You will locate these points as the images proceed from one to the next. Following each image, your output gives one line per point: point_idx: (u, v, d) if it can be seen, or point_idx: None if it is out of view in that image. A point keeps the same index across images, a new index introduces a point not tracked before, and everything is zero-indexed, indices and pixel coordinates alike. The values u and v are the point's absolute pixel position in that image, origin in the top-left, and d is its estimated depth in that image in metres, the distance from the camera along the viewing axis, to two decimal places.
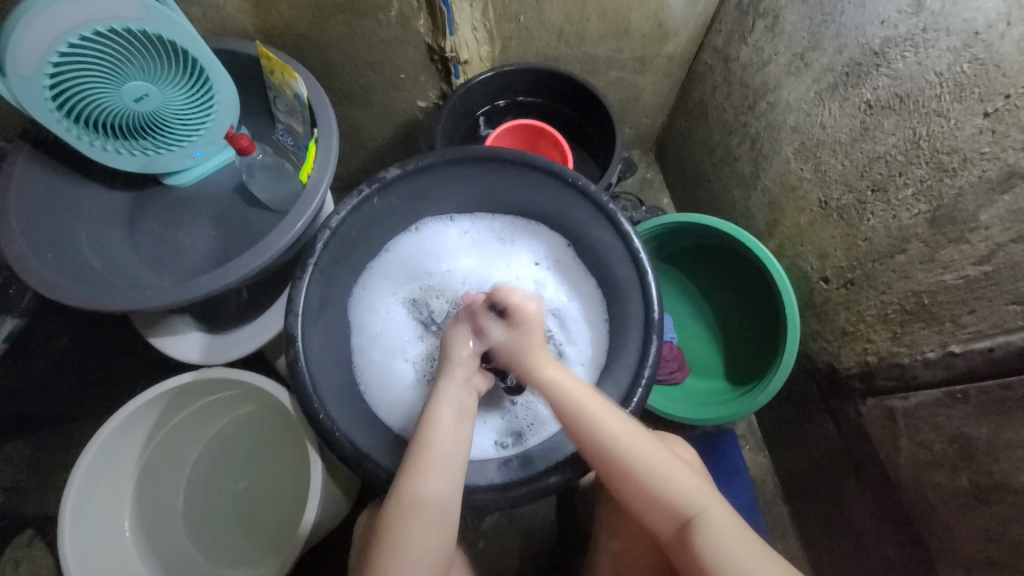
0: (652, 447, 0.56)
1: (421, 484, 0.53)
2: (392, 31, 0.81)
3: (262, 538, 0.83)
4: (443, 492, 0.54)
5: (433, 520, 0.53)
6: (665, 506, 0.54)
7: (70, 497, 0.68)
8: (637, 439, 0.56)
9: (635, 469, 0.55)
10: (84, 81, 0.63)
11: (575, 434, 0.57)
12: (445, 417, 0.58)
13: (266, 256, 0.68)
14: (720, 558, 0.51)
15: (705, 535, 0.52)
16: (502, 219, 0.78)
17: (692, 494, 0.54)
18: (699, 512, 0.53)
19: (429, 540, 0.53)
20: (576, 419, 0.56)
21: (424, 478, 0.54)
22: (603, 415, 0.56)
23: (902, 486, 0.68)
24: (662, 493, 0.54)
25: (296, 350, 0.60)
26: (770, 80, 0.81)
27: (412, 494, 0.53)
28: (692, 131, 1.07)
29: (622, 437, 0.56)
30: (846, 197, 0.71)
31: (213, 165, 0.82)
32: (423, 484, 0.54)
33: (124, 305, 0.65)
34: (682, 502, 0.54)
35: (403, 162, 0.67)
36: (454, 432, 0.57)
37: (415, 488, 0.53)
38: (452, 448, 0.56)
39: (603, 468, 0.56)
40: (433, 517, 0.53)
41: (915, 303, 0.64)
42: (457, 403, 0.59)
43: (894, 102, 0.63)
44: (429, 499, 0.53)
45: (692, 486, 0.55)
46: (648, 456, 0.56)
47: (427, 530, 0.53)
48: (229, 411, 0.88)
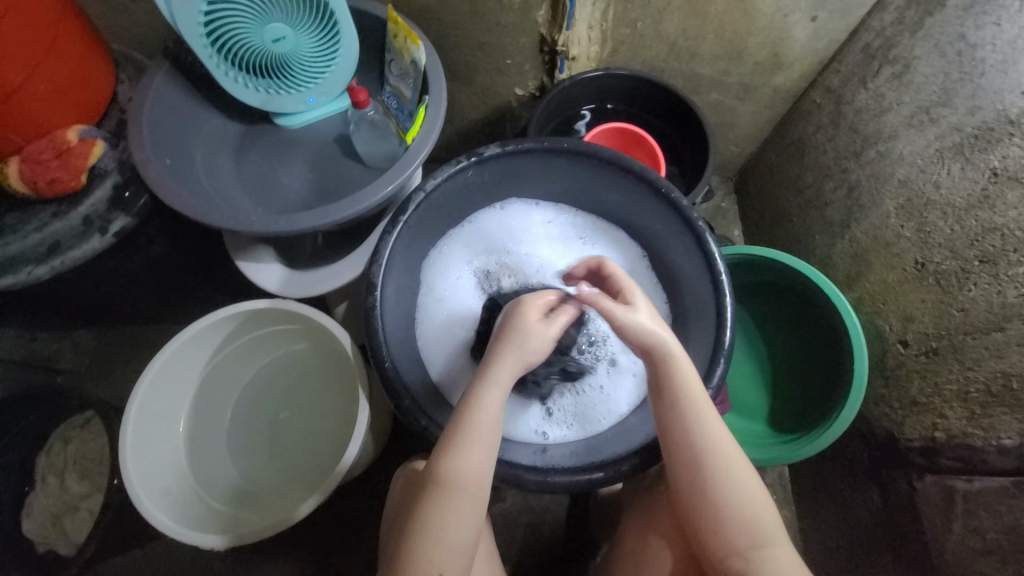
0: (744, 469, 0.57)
1: (461, 462, 0.55)
2: (512, 16, 0.83)
3: (295, 470, 0.87)
4: (480, 466, 0.55)
5: (469, 491, 0.55)
6: (738, 530, 0.54)
7: (141, 389, 0.75)
8: (734, 456, 0.56)
9: (724, 483, 0.55)
10: (233, 13, 0.69)
11: (679, 430, 0.56)
12: (491, 402, 0.56)
13: (360, 205, 0.71)
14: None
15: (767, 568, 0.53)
16: (585, 217, 0.79)
17: (766, 527, 0.55)
18: (770, 545, 0.54)
19: (461, 511, 0.54)
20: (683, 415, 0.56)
21: (465, 452, 0.55)
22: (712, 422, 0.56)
23: (944, 571, 0.65)
24: (740, 515, 0.55)
25: (374, 298, 0.63)
26: (885, 129, 0.78)
27: (455, 468, 0.54)
28: (782, 167, 1.04)
29: (723, 450, 0.56)
30: (947, 263, 0.68)
31: (322, 114, 0.86)
32: (461, 455, 0.55)
33: (225, 224, 0.70)
34: (753, 532, 0.54)
35: (504, 142, 0.69)
36: (499, 415, 0.57)
37: (454, 459, 0.55)
38: (494, 425, 0.57)
39: (693, 472, 0.56)
40: (468, 488, 0.55)
41: (1002, 385, 0.61)
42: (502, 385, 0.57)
43: (1023, 174, 0.60)
44: (465, 477, 0.55)
45: (769, 520, 0.55)
46: (741, 478, 0.56)
47: (461, 504, 0.54)
48: (284, 344, 0.92)
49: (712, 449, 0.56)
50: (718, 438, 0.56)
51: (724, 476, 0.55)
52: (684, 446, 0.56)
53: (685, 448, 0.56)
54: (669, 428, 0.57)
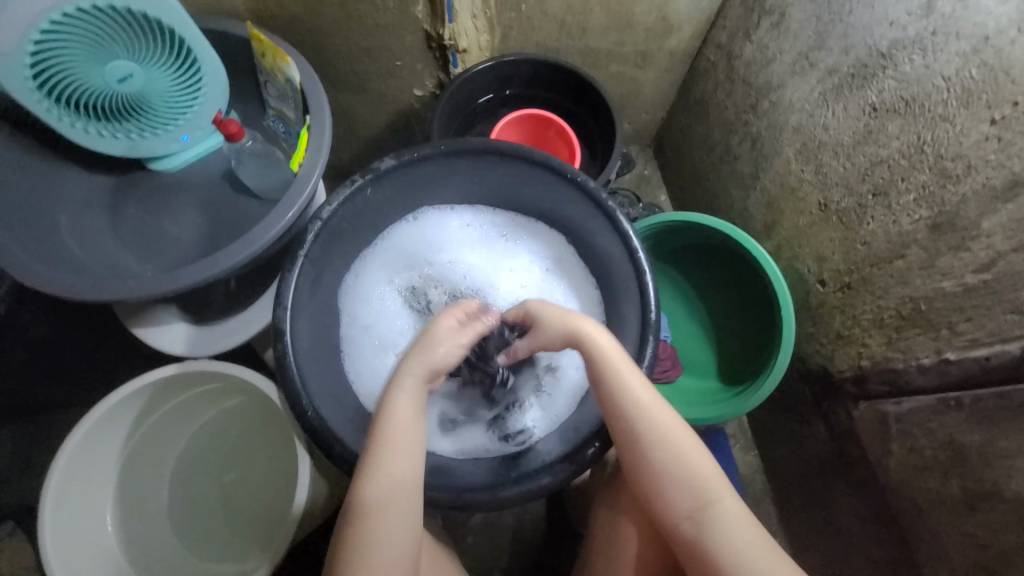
0: (686, 437, 0.57)
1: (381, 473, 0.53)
2: (389, 16, 0.78)
3: (248, 531, 0.83)
4: (400, 479, 0.54)
5: (391, 515, 0.52)
6: (685, 492, 0.54)
7: (51, 493, 0.67)
8: (674, 423, 0.57)
9: (663, 455, 0.55)
10: (66, 61, 0.60)
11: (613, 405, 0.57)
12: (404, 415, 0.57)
13: (257, 245, 0.65)
14: (735, 550, 0.50)
15: (717, 525, 0.52)
16: (503, 213, 0.76)
17: (711, 483, 0.54)
18: (720, 500, 0.53)
19: (392, 535, 0.52)
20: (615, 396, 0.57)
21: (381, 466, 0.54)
22: (644, 393, 0.57)
23: (891, 489, 0.69)
24: (685, 479, 0.55)
25: (285, 344, 0.58)
26: (774, 79, 0.80)
27: (373, 483, 0.53)
28: (692, 128, 1.05)
29: (660, 418, 0.57)
30: (846, 201, 0.70)
31: (200, 151, 0.79)
32: (376, 468, 0.53)
33: (106, 294, 0.62)
34: (703, 490, 0.54)
35: (398, 153, 0.65)
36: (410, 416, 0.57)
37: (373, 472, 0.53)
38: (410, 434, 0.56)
39: (636, 446, 0.56)
40: (389, 514, 0.52)
41: (911, 309, 0.64)
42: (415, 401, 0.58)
43: (899, 106, 0.62)
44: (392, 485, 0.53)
45: (715, 476, 0.55)
46: (682, 445, 0.56)
47: (387, 515, 0.52)
48: (214, 405, 0.87)
49: (645, 418, 0.56)
50: (652, 404, 0.57)
51: (666, 447, 0.56)
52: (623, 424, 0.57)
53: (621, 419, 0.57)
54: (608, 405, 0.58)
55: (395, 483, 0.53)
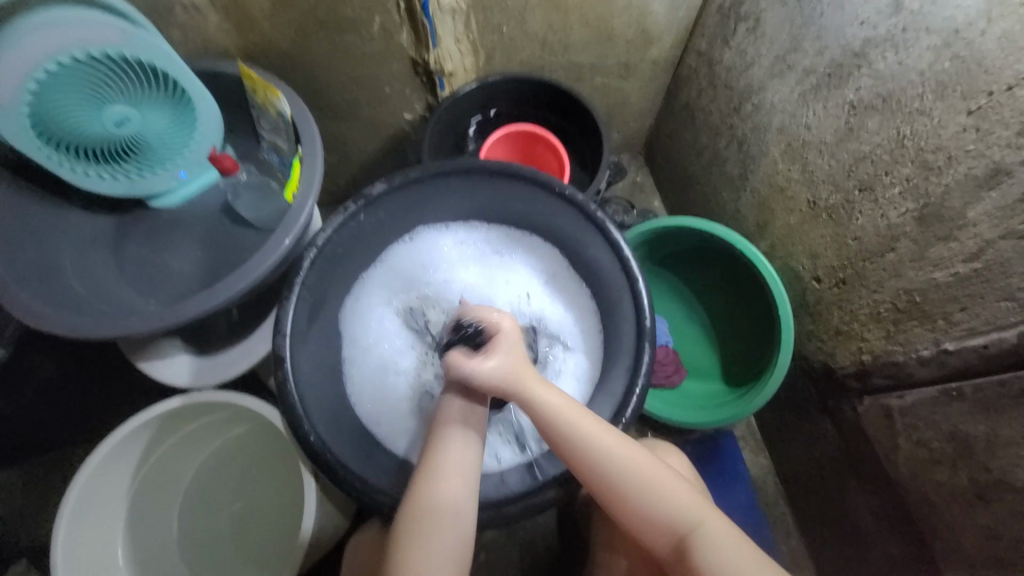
0: (660, 469, 0.56)
1: (438, 486, 0.55)
2: (374, 45, 0.80)
3: (257, 560, 0.83)
4: (457, 491, 0.55)
5: (450, 526, 0.53)
6: (664, 522, 0.54)
7: (62, 529, 0.67)
8: (643, 462, 0.56)
9: (637, 497, 0.54)
10: (63, 108, 0.62)
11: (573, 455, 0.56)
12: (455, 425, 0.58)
13: (254, 275, 0.66)
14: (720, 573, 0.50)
15: (702, 551, 0.52)
16: (496, 229, 0.77)
17: (688, 508, 0.54)
18: (699, 525, 0.53)
19: (440, 544, 0.53)
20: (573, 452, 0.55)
21: (439, 480, 0.55)
22: (603, 440, 0.55)
23: (901, 484, 0.68)
24: (661, 510, 0.54)
25: (285, 371, 0.59)
26: (754, 82, 0.81)
27: (430, 495, 0.54)
28: (680, 134, 1.06)
29: (625, 458, 0.55)
30: (834, 197, 0.71)
31: (197, 187, 0.81)
32: (437, 477, 0.55)
33: (109, 332, 0.64)
34: (680, 516, 0.54)
35: (389, 177, 0.67)
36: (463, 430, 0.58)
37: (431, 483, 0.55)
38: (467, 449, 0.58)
39: (606, 489, 0.55)
40: (447, 524, 0.53)
41: (907, 301, 0.64)
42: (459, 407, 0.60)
43: (877, 102, 0.63)
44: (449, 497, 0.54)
45: (692, 500, 0.55)
46: (654, 478, 0.55)
47: (446, 528, 0.53)
48: (221, 433, 0.88)
49: (613, 459, 0.55)
50: (614, 447, 0.55)
51: (637, 484, 0.55)
52: (589, 472, 0.55)
53: (587, 474, 0.55)
54: (570, 457, 0.56)
55: (453, 495, 0.54)
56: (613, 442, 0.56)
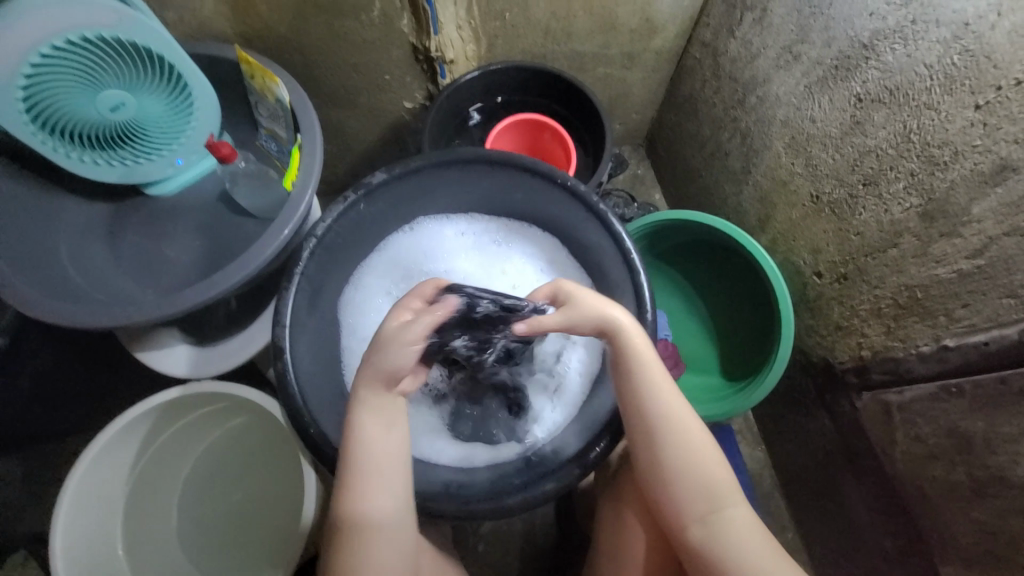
0: (712, 449, 0.58)
1: (356, 501, 0.55)
2: (374, 31, 0.79)
3: (257, 547, 0.83)
4: (381, 499, 0.55)
5: (383, 538, 0.55)
6: (698, 498, 0.56)
7: (60, 521, 0.67)
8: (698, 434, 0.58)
9: (683, 461, 0.57)
10: (58, 91, 0.61)
11: (643, 408, 0.58)
12: (371, 420, 0.57)
13: (253, 265, 0.66)
14: (741, 557, 0.53)
15: (726, 531, 0.54)
16: (497, 220, 0.77)
17: (725, 492, 0.56)
18: (730, 508, 0.55)
19: (373, 550, 0.54)
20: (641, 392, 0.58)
21: (359, 493, 0.55)
22: (670, 395, 0.58)
23: (898, 479, 0.68)
24: (700, 487, 0.56)
25: (284, 362, 0.59)
26: (759, 74, 0.80)
27: (349, 509, 0.55)
28: (682, 126, 1.06)
29: (683, 420, 0.58)
30: (837, 192, 0.70)
31: (195, 174, 0.80)
32: (353, 491, 0.55)
33: (106, 321, 0.63)
34: (714, 495, 0.56)
35: (389, 167, 0.66)
36: (385, 433, 0.57)
37: (349, 497, 0.55)
38: (381, 448, 0.57)
39: (656, 453, 0.57)
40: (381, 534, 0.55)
41: (908, 297, 0.64)
42: (375, 411, 0.57)
43: (883, 96, 0.62)
44: (368, 509, 0.55)
45: (727, 483, 0.57)
46: (702, 454, 0.57)
47: (373, 537, 0.54)
48: (218, 424, 0.88)
49: (671, 426, 0.57)
50: (677, 412, 0.58)
51: (685, 457, 0.57)
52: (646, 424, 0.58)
53: (648, 417, 0.58)
54: (632, 409, 0.58)
55: (371, 504, 0.55)
56: (680, 409, 0.58)
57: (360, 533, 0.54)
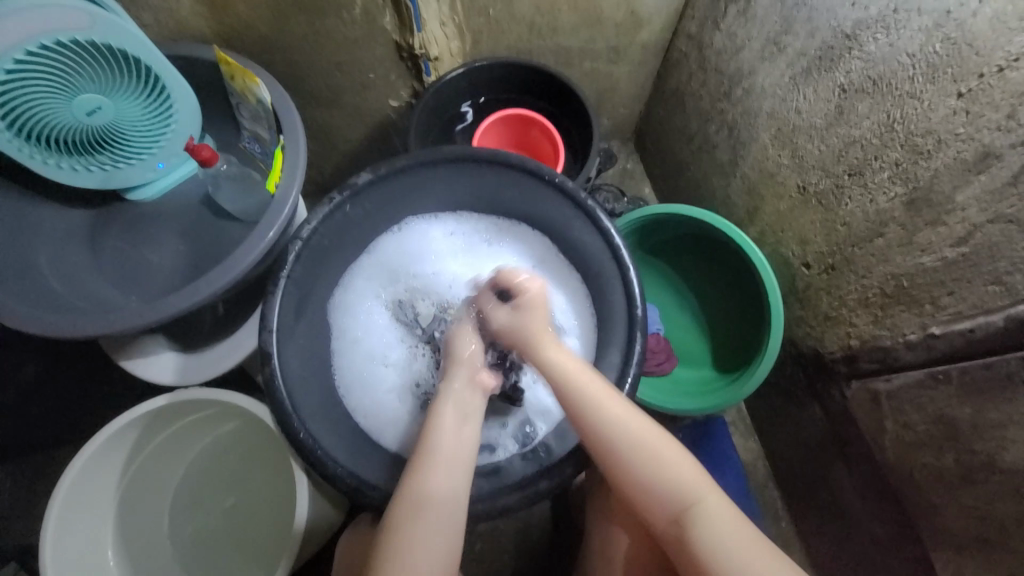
0: (668, 448, 0.57)
1: (428, 481, 0.54)
2: (356, 29, 0.78)
3: (251, 553, 0.83)
4: (451, 488, 0.55)
5: (442, 515, 0.53)
6: (667, 497, 0.55)
7: (49, 533, 0.66)
8: (649, 438, 0.57)
9: (645, 468, 0.56)
10: (31, 97, 0.59)
11: (588, 428, 0.57)
12: (449, 412, 0.59)
13: (237, 270, 0.65)
14: (718, 544, 0.52)
15: (701, 526, 0.54)
16: (486, 219, 0.76)
17: (693, 484, 0.56)
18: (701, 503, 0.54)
19: (430, 540, 0.53)
20: (585, 413, 0.57)
21: (432, 474, 0.55)
22: (613, 409, 0.57)
23: (888, 466, 0.69)
24: (669, 485, 0.56)
25: (272, 367, 0.58)
26: (744, 66, 0.80)
27: (421, 489, 0.54)
28: (670, 119, 1.05)
29: (631, 429, 0.57)
30: (823, 183, 0.71)
31: (177, 178, 0.79)
32: (429, 471, 0.55)
33: (89, 330, 0.62)
34: (684, 493, 0.55)
35: (374, 167, 0.66)
36: (458, 428, 0.58)
37: (422, 476, 0.55)
38: (460, 440, 0.58)
39: (615, 465, 0.57)
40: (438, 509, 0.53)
41: (895, 286, 0.64)
42: (460, 397, 0.60)
43: (867, 86, 0.62)
44: (438, 493, 0.54)
45: (695, 477, 0.56)
46: (660, 454, 0.57)
47: (436, 525, 0.53)
48: (209, 431, 0.87)
49: (624, 436, 0.56)
50: (627, 421, 0.57)
51: (646, 461, 0.56)
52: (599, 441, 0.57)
53: (598, 437, 0.57)
54: (581, 426, 0.57)
55: (441, 490, 0.54)
56: (628, 420, 0.57)
57: (418, 519, 0.53)
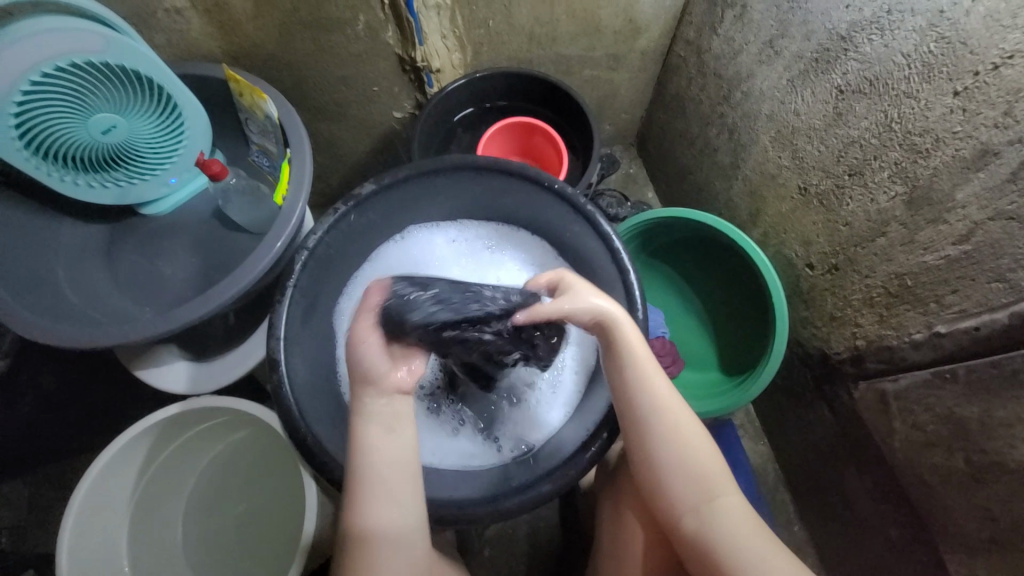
0: (701, 439, 0.58)
1: (368, 514, 0.53)
2: (360, 44, 0.80)
3: (263, 561, 0.84)
4: (393, 518, 0.54)
5: (392, 546, 0.53)
6: (689, 486, 0.56)
7: (65, 541, 0.68)
8: (686, 422, 0.58)
9: (675, 452, 0.57)
10: (49, 118, 0.61)
11: (631, 397, 0.58)
12: (380, 432, 0.55)
13: (246, 280, 0.66)
14: (734, 538, 0.53)
15: (720, 517, 0.54)
16: (487, 225, 0.77)
17: (716, 479, 0.56)
18: (722, 498, 0.55)
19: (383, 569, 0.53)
20: (631, 381, 0.58)
21: (370, 508, 0.53)
22: (659, 384, 0.58)
23: (898, 467, 0.68)
24: (692, 476, 0.56)
25: (279, 374, 0.60)
26: (743, 70, 0.81)
27: (362, 524, 0.53)
28: (671, 124, 1.06)
29: (672, 408, 0.58)
30: (824, 183, 0.71)
31: (188, 193, 0.81)
32: (368, 506, 0.54)
33: (104, 340, 0.64)
34: (706, 486, 0.56)
35: (377, 177, 0.67)
36: (394, 447, 0.55)
37: (362, 511, 0.53)
38: (394, 462, 0.55)
39: (646, 445, 0.58)
40: (397, 544, 0.54)
41: (898, 285, 0.64)
42: (381, 412, 0.55)
43: (864, 86, 0.63)
44: (381, 525, 0.53)
45: (721, 473, 0.57)
46: (694, 444, 0.57)
47: (385, 554, 0.53)
48: (221, 439, 0.88)
49: (662, 418, 0.58)
50: (668, 403, 0.58)
51: (676, 449, 0.57)
52: (637, 414, 0.58)
53: (640, 407, 0.58)
54: (625, 395, 0.59)
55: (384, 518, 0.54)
56: (673, 404, 0.59)
57: (368, 550, 0.53)
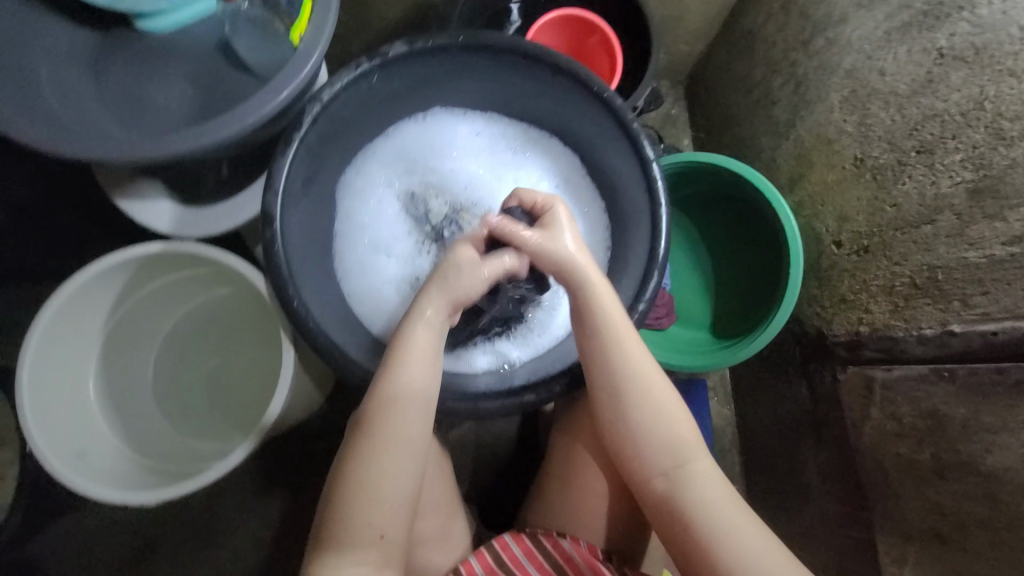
0: (675, 407, 0.58)
1: (402, 384, 0.54)
2: None
3: (231, 417, 0.85)
4: (422, 393, 0.54)
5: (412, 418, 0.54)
6: (658, 451, 0.57)
7: (30, 348, 0.66)
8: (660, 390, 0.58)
9: (648, 419, 0.57)
10: None
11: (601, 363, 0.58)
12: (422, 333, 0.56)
13: (244, 124, 0.60)
14: (701, 503, 0.54)
15: (688, 482, 0.55)
16: (517, 126, 0.71)
17: (689, 444, 0.57)
18: (693, 462, 0.56)
19: (395, 445, 0.53)
20: (605, 346, 0.57)
21: (406, 377, 0.54)
22: (634, 352, 0.57)
23: (861, 450, 0.70)
24: (663, 437, 0.57)
25: (273, 231, 0.56)
26: (836, 12, 0.71)
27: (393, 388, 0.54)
28: (732, 65, 0.96)
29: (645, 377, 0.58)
30: (885, 157, 0.65)
31: (195, 14, 0.71)
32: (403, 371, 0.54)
33: (87, 155, 0.58)
34: (677, 450, 0.57)
35: (410, 38, 0.59)
36: (431, 350, 0.55)
37: (397, 376, 0.54)
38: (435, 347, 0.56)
39: (622, 411, 0.58)
40: (409, 415, 0.53)
41: (927, 277, 0.61)
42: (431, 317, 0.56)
43: (968, 54, 0.56)
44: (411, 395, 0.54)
45: (692, 440, 0.57)
46: (670, 412, 0.58)
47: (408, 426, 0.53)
48: (202, 291, 0.86)
49: (634, 388, 0.57)
50: (644, 371, 0.58)
51: (650, 411, 0.57)
52: (609, 380, 0.57)
53: (609, 374, 0.57)
54: (595, 359, 0.58)
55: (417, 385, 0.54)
56: (646, 374, 0.58)
57: (388, 419, 0.53)
